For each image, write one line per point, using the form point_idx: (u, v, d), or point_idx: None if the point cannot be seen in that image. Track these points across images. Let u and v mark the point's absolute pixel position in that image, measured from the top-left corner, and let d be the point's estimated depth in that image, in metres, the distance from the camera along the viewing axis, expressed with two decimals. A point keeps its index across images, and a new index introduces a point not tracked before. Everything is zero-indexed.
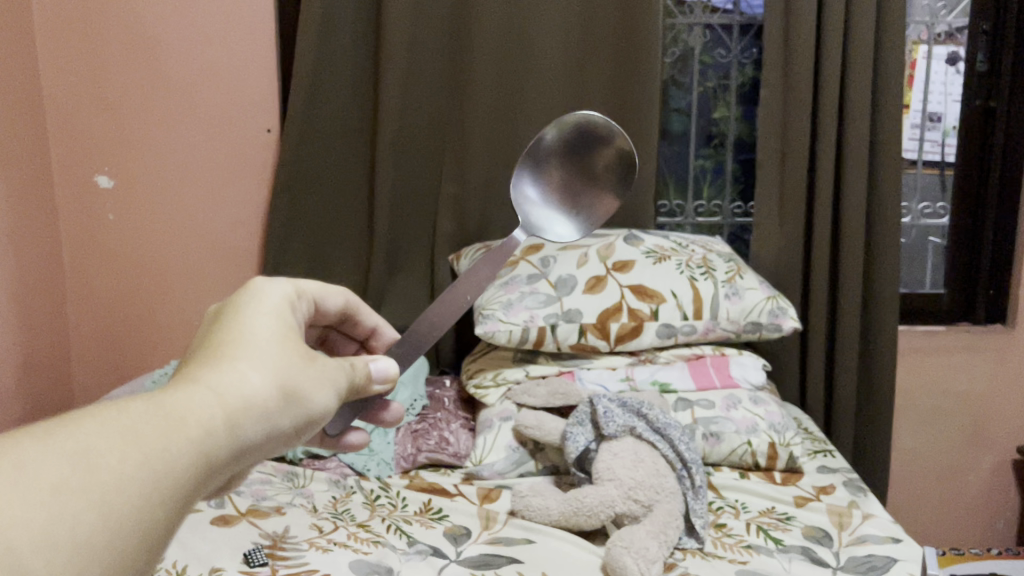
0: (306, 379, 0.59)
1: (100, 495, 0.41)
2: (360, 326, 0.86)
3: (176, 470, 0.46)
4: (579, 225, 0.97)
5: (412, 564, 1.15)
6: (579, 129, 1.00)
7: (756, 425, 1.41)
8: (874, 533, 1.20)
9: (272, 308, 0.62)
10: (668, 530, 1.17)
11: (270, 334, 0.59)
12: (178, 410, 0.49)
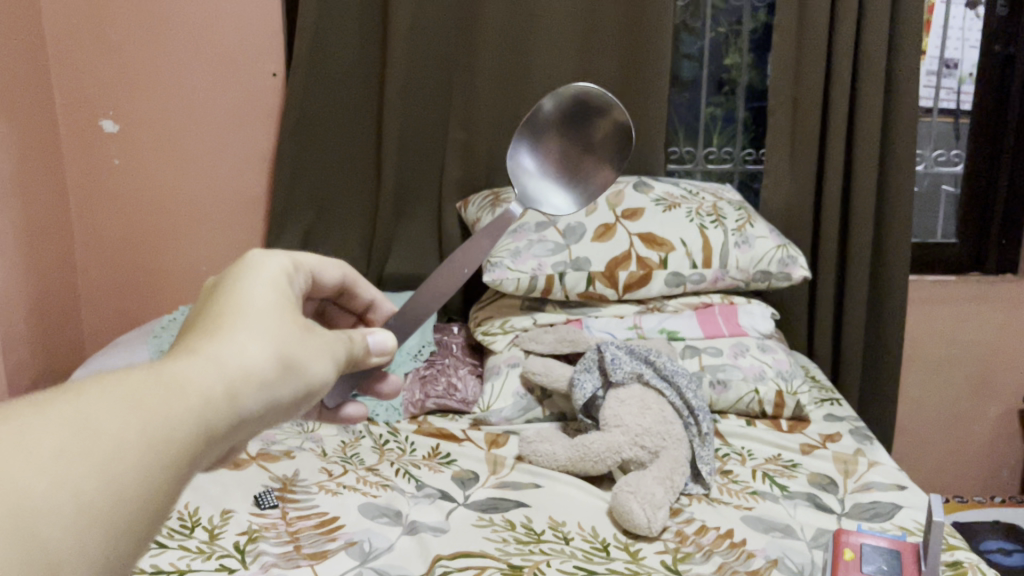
0: (307, 351, 0.54)
1: (102, 465, 0.37)
2: (357, 300, 0.83)
3: (177, 441, 0.41)
4: (576, 200, 0.93)
5: (421, 507, 1.16)
6: (577, 98, 0.95)
7: (763, 373, 1.41)
8: (879, 480, 1.21)
9: (271, 277, 0.57)
10: (675, 476, 1.18)
11: (268, 304, 0.54)
12: (176, 380, 0.43)
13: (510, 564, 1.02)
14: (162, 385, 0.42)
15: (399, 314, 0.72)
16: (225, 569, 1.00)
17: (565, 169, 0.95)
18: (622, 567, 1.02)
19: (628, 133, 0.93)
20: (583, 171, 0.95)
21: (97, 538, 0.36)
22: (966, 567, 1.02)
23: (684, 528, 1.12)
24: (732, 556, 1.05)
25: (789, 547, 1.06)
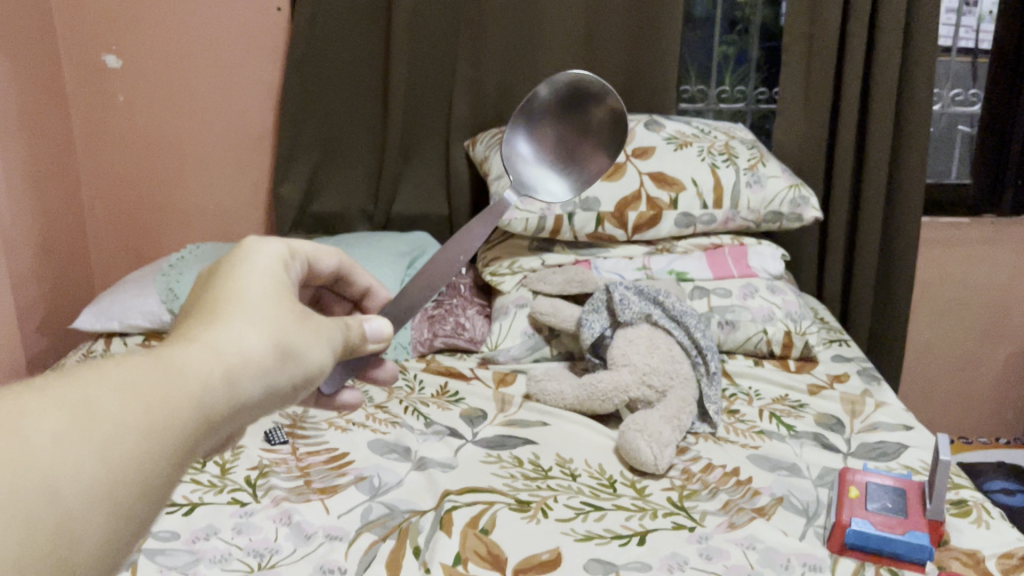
0: (306, 337, 0.53)
1: (101, 443, 0.38)
2: (352, 285, 0.78)
3: (175, 422, 0.41)
4: (572, 188, 0.89)
5: (430, 444, 1.17)
6: (571, 83, 0.90)
7: (772, 314, 1.41)
8: (886, 421, 1.22)
9: (268, 263, 0.57)
10: (682, 415, 1.19)
11: (266, 291, 0.54)
12: (173, 365, 0.44)
13: (518, 500, 1.03)
14: (152, 372, 0.43)
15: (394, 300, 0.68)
16: (237, 502, 1.02)
17: (560, 156, 0.90)
18: (628, 504, 1.04)
19: (622, 119, 0.89)
20: (578, 157, 0.91)
21: (94, 513, 0.37)
22: (970, 506, 1.03)
23: (690, 466, 1.13)
24: (737, 494, 1.06)
25: (795, 485, 1.07)
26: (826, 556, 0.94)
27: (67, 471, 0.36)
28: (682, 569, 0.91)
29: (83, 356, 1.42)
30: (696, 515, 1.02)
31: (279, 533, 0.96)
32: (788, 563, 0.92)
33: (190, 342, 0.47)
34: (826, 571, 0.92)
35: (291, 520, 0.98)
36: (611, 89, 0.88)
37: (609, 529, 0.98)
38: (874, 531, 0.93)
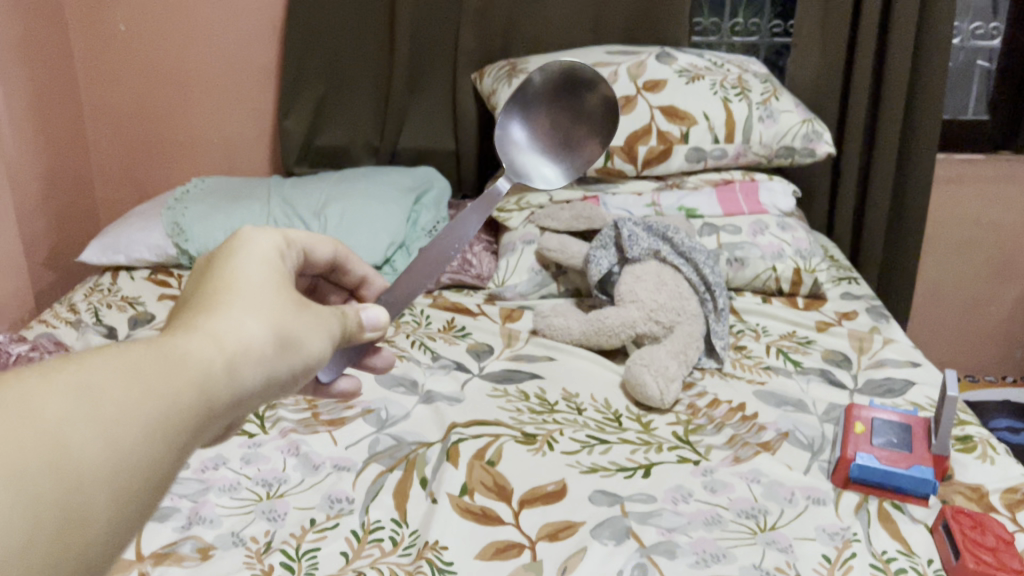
0: (307, 326, 0.50)
1: (98, 434, 0.35)
2: (347, 276, 0.70)
3: (175, 413, 0.39)
4: (566, 176, 0.87)
5: (436, 377, 1.17)
6: (567, 69, 0.86)
7: (782, 251, 1.40)
8: (894, 357, 1.21)
9: (270, 243, 0.53)
10: (689, 350, 1.19)
11: (267, 276, 0.50)
12: (173, 352, 0.41)
13: (524, 433, 1.04)
14: (147, 363, 0.39)
15: (390, 288, 0.63)
16: (245, 434, 1.03)
17: (553, 142, 0.88)
18: (634, 438, 1.04)
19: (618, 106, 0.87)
20: (572, 143, 0.88)
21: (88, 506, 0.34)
22: (976, 442, 1.03)
23: (696, 401, 1.13)
24: (743, 429, 1.06)
25: (800, 420, 1.07)
26: (830, 490, 0.95)
27: (65, 461, 0.34)
28: (686, 502, 0.92)
29: (90, 289, 1.42)
30: (701, 449, 1.02)
31: (287, 464, 0.97)
32: (792, 497, 0.93)
33: (186, 331, 0.43)
34: (829, 504, 0.92)
35: (299, 451, 0.99)
36: (603, 75, 0.84)
37: (614, 462, 0.99)
38: (877, 465, 0.93)
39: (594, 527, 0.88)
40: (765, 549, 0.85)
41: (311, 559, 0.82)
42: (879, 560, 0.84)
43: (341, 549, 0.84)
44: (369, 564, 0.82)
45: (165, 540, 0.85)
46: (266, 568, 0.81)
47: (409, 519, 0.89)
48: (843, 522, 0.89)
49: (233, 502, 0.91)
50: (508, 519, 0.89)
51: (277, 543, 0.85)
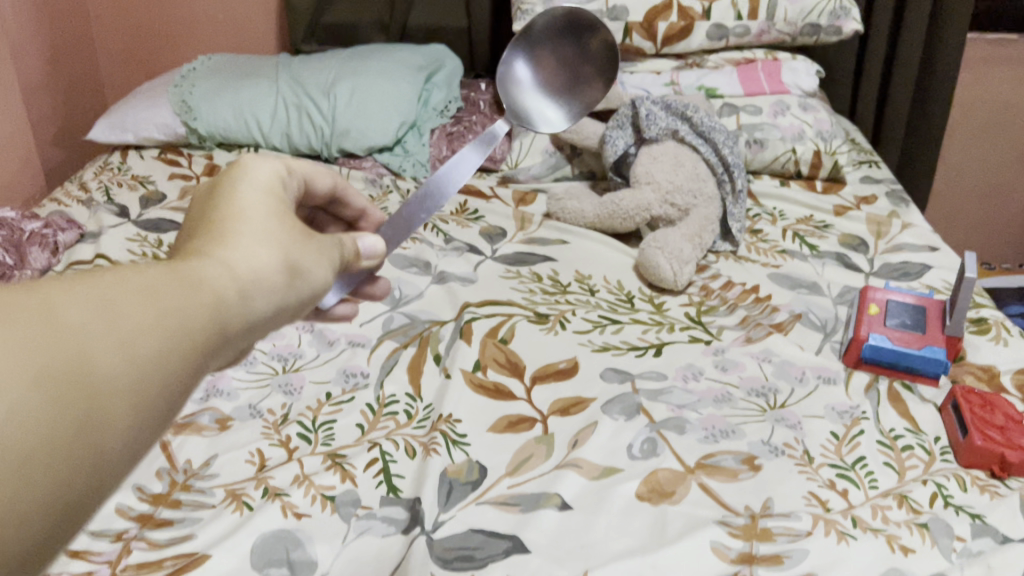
0: (315, 252, 0.48)
1: (112, 353, 0.35)
2: (347, 207, 0.67)
3: (187, 335, 0.38)
4: (566, 117, 0.97)
5: (449, 260, 1.17)
6: (569, 16, 1.00)
7: (803, 133, 1.36)
8: (911, 242, 1.20)
9: (280, 166, 0.51)
10: (704, 234, 1.17)
11: (279, 205, 0.48)
12: (186, 275, 0.40)
13: (537, 313, 1.04)
14: (162, 284, 0.38)
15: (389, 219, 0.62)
16: None
17: (558, 82, 0.98)
18: (646, 319, 1.05)
19: (616, 50, 0.99)
20: (577, 84, 0.99)
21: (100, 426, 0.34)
22: (990, 324, 1.03)
23: (709, 284, 1.13)
24: (756, 310, 1.06)
25: (814, 302, 1.07)
26: (841, 370, 0.95)
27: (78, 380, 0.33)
28: (697, 381, 0.93)
29: (100, 167, 1.40)
30: (713, 330, 1.02)
31: (302, 341, 0.98)
32: (803, 376, 0.94)
33: (195, 257, 0.42)
34: (839, 384, 0.93)
35: (314, 329, 1.00)
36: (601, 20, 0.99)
37: (626, 341, 0.99)
38: (890, 346, 0.93)
39: (605, 403, 0.89)
40: (774, 427, 0.86)
41: (327, 431, 0.84)
42: (887, 437, 0.85)
43: (356, 422, 0.86)
44: (384, 435, 0.84)
45: (184, 411, 0.86)
46: (283, 439, 0.83)
47: (423, 394, 0.90)
48: (852, 401, 0.90)
49: (249, 377, 0.92)
50: (520, 395, 0.90)
51: (294, 415, 0.86)
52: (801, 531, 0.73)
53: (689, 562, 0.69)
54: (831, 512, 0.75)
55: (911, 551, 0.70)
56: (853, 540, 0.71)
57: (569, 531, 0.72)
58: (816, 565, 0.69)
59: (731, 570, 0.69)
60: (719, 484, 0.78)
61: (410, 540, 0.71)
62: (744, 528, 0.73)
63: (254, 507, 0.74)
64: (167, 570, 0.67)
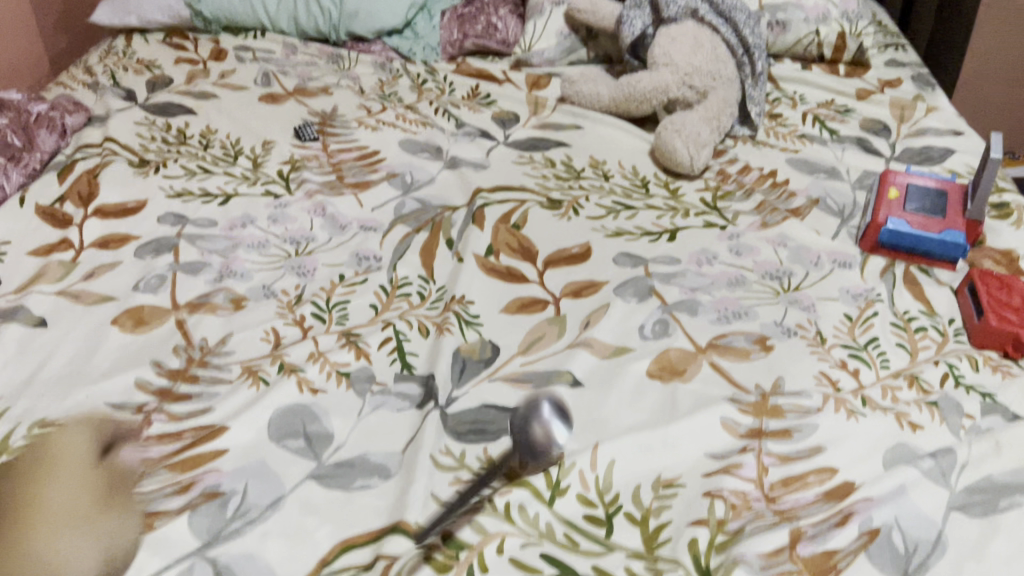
0: (116, 523, 0.60)
1: None
2: None
3: None
4: None
5: (461, 145, 1.15)
6: None
7: (827, 13, 1.31)
8: (935, 126, 1.17)
9: (86, 437, 0.64)
10: (722, 117, 1.15)
11: (79, 479, 0.60)
12: None
13: (550, 199, 1.03)
14: None
15: None
16: (270, 196, 1.02)
17: None
18: (661, 204, 1.03)
19: None
20: None
21: None
22: (1013, 209, 1.01)
23: (726, 169, 1.11)
24: (773, 196, 1.05)
25: (832, 187, 1.06)
26: (857, 254, 0.94)
27: None
28: (711, 264, 0.92)
29: (104, 50, 1.37)
30: (729, 215, 1.01)
31: (314, 224, 0.98)
32: (818, 261, 0.93)
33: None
34: (855, 268, 0.92)
35: (326, 212, 1.00)
36: None
37: (640, 227, 0.98)
38: (908, 230, 0.92)
39: (618, 286, 0.88)
40: (787, 309, 0.86)
41: (341, 311, 0.85)
42: (901, 320, 0.85)
43: (370, 303, 0.86)
44: (398, 316, 0.84)
45: (199, 292, 0.87)
46: (298, 319, 0.83)
47: (436, 276, 0.90)
48: (868, 285, 0.90)
49: (263, 259, 0.92)
50: (533, 278, 0.90)
51: (308, 296, 0.87)
52: (811, 408, 0.73)
53: (698, 437, 0.70)
54: (841, 391, 0.75)
55: (920, 428, 0.71)
56: (863, 416, 0.72)
57: (581, 407, 0.73)
58: (825, 441, 0.70)
59: (740, 444, 0.70)
60: (731, 364, 0.78)
61: (424, 413, 0.72)
62: (755, 404, 0.74)
63: (270, 382, 0.75)
64: (188, 441, 0.69)
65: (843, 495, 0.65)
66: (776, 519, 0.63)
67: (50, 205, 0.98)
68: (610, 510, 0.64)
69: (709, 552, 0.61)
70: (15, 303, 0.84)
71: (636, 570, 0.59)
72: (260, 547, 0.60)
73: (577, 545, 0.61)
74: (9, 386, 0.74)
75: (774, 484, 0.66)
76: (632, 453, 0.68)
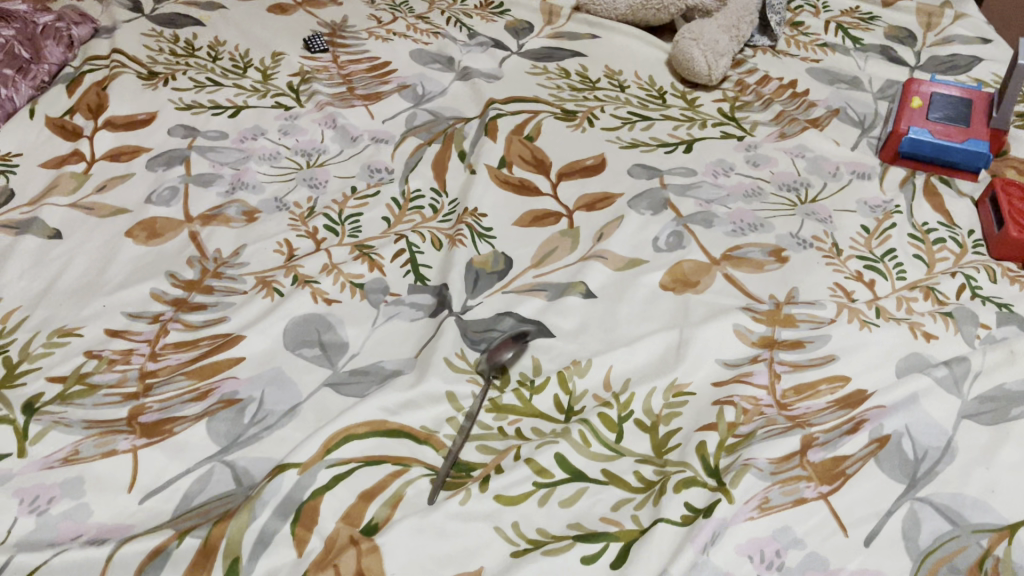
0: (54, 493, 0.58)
1: None
2: None
3: None
4: None
5: (474, 56, 1.12)
6: None
7: None
8: (963, 35, 1.14)
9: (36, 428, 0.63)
10: (742, 26, 1.10)
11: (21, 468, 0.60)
12: None
13: (564, 111, 1.01)
14: None
15: None
16: (280, 108, 1.01)
17: None
18: (677, 116, 1.01)
19: None
20: None
21: None
22: None
23: (745, 78, 1.08)
24: (792, 106, 1.02)
25: (853, 98, 1.04)
26: (877, 165, 0.93)
27: None
28: (727, 176, 0.91)
29: None
30: (747, 126, 0.99)
31: (326, 137, 0.97)
32: (836, 172, 0.92)
33: None
34: (874, 180, 0.91)
35: (337, 124, 0.99)
36: None
37: (655, 138, 0.97)
38: (930, 139, 0.91)
39: (632, 198, 0.87)
40: (804, 220, 0.85)
41: (354, 223, 0.84)
42: (919, 232, 0.84)
43: (383, 216, 0.85)
44: (411, 229, 0.84)
45: (211, 204, 0.87)
46: (311, 231, 0.83)
47: (449, 189, 0.90)
48: (886, 196, 0.88)
49: (274, 172, 0.92)
50: (546, 190, 0.89)
51: (320, 209, 0.86)
52: (825, 319, 0.73)
53: (711, 343, 0.70)
54: (856, 302, 0.75)
55: (934, 338, 0.70)
56: (876, 327, 0.71)
57: (593, 318, 0.74)
58: (838, 350, 0.70)
59: (752, 353, 0.70)
60: (745, 276, 0.78)
61: (438, 322, 0.73)
62: (768, 314, 0.74)
63: (284, 293, 0.75)
64: (205, 350, 0.70)
65: (854, 402, 0.65)
66: (787, 425, 0.64)
67: (60, 117, 0.98)
68: (622, 415, 0.65)
69: (718, 454, 0.62)
70: (29, 215, 0.84)
71: (645, 474, 0.61)
72: (277, 451, 0.62)
73: (590, 446, 0.62)
74: (27, 296, 0.75)
75: (786, 392, 0.67)
76: (643, 364, 0.69)
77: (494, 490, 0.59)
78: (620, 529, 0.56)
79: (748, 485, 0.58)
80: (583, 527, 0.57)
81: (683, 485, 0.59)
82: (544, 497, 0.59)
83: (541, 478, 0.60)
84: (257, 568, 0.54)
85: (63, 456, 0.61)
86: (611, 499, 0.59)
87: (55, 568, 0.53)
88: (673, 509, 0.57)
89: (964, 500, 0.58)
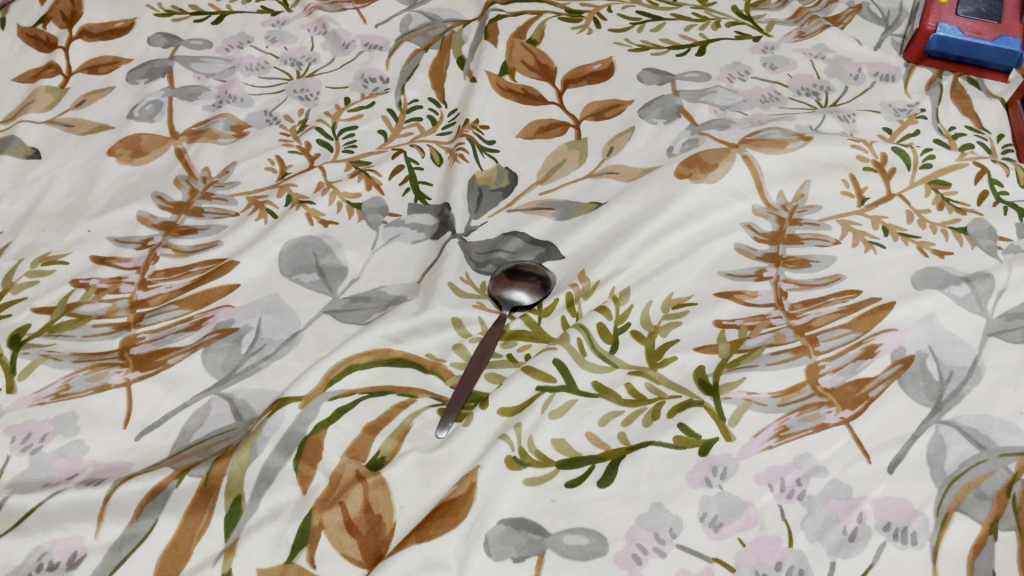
0: (16, 446, 0.55)
1: None
2: None
3: None
4: None
5: None
6: None
7: None
8: None
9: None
10: None
11: None
12: None
13: (568, 11, 0.95)
14: None
15: None
16: (266, 13, 0.95)
17: None
18: (689, 15, 0.95)
19: None
20: None
21: None
22: None
23: None
24: (811, 3, 0.97)
25: None
26: (902, 66, 0.87)
27: None
28: (743, 80, 0.86)
29: None
30: (763, 25, 0.93)
31: (315, 43, 0.91)
32: (858, 74, 0.87)
33: None
34: (898, 82, 0.86)
35: (327, 30, 0.93)
36: None
37: (666, 40, 0.91)
38: (958, 37, 0.85)
39: (643, 106, 0.82)
40: (825, 118, 0.80)
41: (349, 137, 0.80)
42: (945, 137, 0.80)
43: (379, 129, 0.81)
44: (409, 143, 0.79)
45: (197, 118, 0.82)
46: (303, 146, 0.79)
47: (448, 99, 0.85)
48: (912, 100, 0.84)
49: (263, 83, 0.86)
50: (552, 99, 0.84)
51: (312, 122, 0.82)
52: (830, 240, 0.69)
53: (707, 256, 0.67)
54: (864, 203, 0.72)
55: (948, 255, 0.67)
56: (881, 249, 0.68)
57: (603, 225, 0.70)
58: (845, 271, 0.67)
59: (756, 267, 0.67)
60: (766, 158, 0.74)
61: (441, 245, 0.69)
62: (771, 233, 0.70)
63: (278, 215, 0.71)
64: (197, 277, 0.67)
65: (868, 319, 0.62)
66: (795, 346, 0.61)
67: (33, 26, 0.91)
68: (619, 326, 0.62)
69: (720, 371, 0.59)
70: (5, 132, 0.79)
71: (637, 388, 0.58)
72: (277, 383, 0.59)
73: (585, 354, 0.60)
74: (8, 221, 0.72)
75: (795, 305, 0.64)
76: (657, 269, 0.67)
77: (496, 404, 0.56)
78: (606, 450, 0.55)
79: (752, 421, 0.56)
80: (567, 450, 0.55)
81: (677, 410, 0.57)
82: (546, 403, 0.56)
83: (544, 383, 0.58)
84: (261, 506, 0.52)
85: (54, 391, 0.58)
86: (599, 413, 0.57)
87: (51, 509, 0.51)
88: (666, 432, 0.55)
89: (992, 422, 0.56)
